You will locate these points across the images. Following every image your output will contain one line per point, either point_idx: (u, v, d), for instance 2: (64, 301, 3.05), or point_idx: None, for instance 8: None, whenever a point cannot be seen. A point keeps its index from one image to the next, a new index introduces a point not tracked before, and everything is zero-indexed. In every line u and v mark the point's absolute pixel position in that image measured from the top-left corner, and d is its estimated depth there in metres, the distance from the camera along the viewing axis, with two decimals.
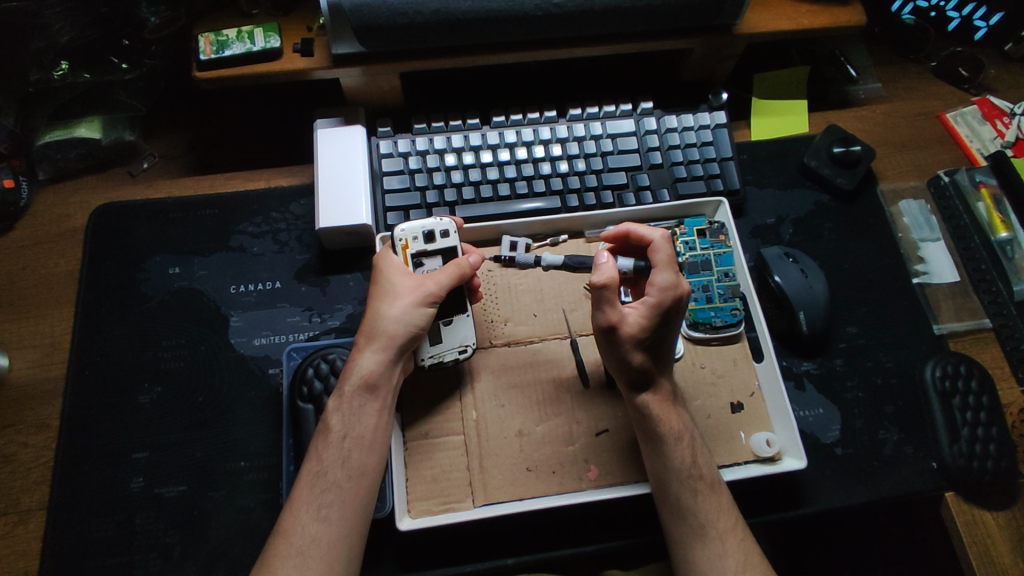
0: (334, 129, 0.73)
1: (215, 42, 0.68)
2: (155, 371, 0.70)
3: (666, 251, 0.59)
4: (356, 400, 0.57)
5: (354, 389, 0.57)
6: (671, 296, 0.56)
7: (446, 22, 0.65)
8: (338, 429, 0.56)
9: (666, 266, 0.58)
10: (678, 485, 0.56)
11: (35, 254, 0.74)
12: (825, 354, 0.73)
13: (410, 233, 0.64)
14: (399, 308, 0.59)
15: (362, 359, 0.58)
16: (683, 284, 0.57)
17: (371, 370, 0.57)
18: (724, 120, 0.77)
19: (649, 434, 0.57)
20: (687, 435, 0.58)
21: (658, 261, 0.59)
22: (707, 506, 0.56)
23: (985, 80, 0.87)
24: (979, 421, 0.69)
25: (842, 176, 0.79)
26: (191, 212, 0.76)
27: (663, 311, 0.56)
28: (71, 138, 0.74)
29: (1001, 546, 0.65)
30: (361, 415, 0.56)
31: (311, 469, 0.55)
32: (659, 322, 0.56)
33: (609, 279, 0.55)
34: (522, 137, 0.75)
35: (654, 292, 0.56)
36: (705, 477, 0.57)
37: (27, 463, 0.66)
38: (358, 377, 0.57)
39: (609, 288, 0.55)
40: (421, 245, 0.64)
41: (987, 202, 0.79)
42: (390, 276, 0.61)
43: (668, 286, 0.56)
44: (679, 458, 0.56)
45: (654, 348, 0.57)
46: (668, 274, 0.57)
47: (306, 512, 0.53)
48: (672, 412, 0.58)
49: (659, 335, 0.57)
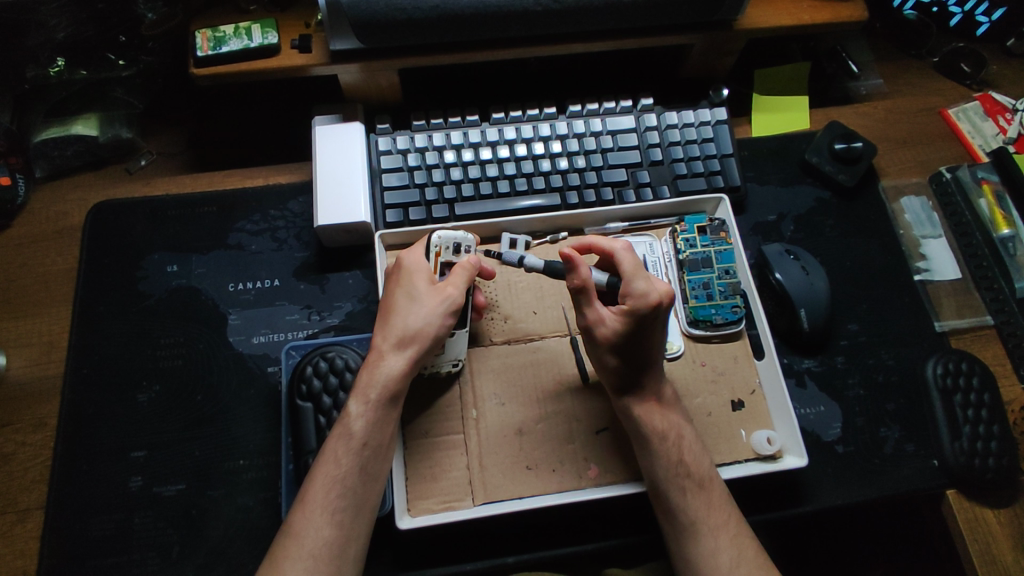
0: (333, 126, 0.73)
1: (213, 38, 0.68)
2: (154, 370, 0.70)
3: (631, 261, 0.58)
4: (381, 411, 0.56)
5: (379, 398, 0.56)
6: (642, 306, 0.55)
7: (446, 18, 0.65)
8: (359, 434, 0.55)
9: (635, 276, 0.57)
10: (666, 483, 0.56)
11: (33, 252, 0.73)
12: (826, 352, 0.73)
13: (444, 242, 0.63)
14: (424, 314, 0.58)
15: (389, 366, 0.56)
16: (657, 291, 0.56)
17: (398, 380, 0.56)
18: (724, 116, 0.76)
19: (636, 433, 0.57)
20: (673, 435, 0.57)
21: (624, 272, 0.57)
22: (696, 503, 0.55)
23: (987, 76, 0.86)
24: (980, 419, 0.69)
25: (843, 172, 0.78)
26: (189, 209, 0.75)
27: (636, 319, 0.56)
28: (68, 135, 0.74)
29: (1001, 543, 0.65)
30: (385, 423, 0.56)
31: (327, 473, 0.54)
32: (632, 330, 0.56)
33: (580, 284, 0.56)
34: (521, 133, 0.74)
35: (627, 300, 0.56)
36: (694, 476, 0.56)
37: (25, 462, 0.66)
38: (386, 387, 0.56)
39: (580, 291, 0.57)
40: (450, 257, 0.63)
41: (989, 198, 0.78)
42: (415, 282, 0.59)
43: (638, 295, 0.55)
44: (664, 457, 0.56)
45: (633, 353, 0.57)
46: (641, 282, 0.56)
47: (319, 515, 0.53)
48: (657, 411, 0.58)
49: (639, 342, 0.57)
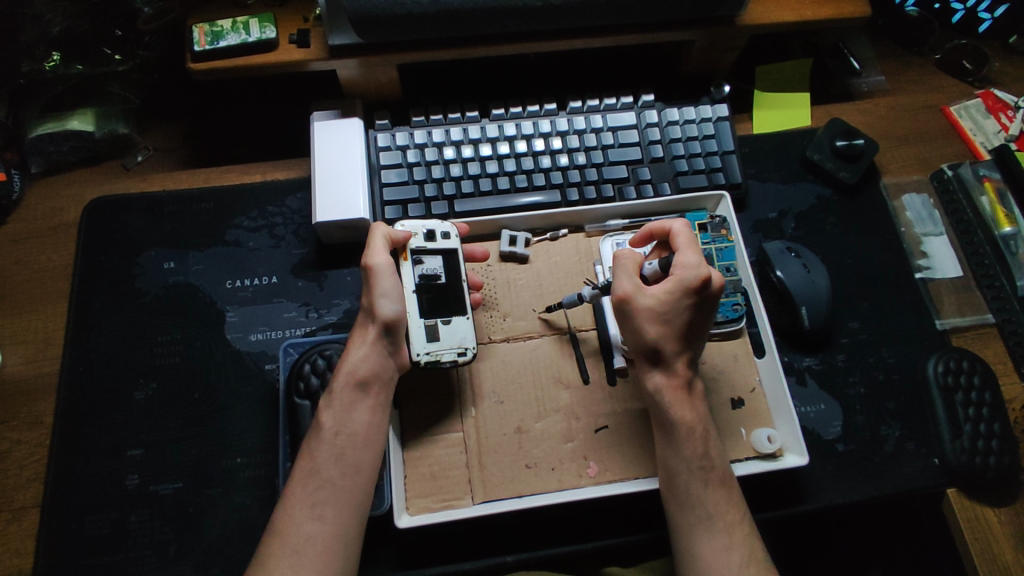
0: (331, 121, 0.72)
1: (210, 33, 0.67)
2: (150, 367, 0.69)
3: (687, 237, 0.60)
4: (348, 397, 0.57)
5: (343, 386, 0.57)
6: (692, 274, 0.57)
7: (445, 13, 0.64)
8: (331, 426, 0.56)
9: (688, 249, 0.59)
10: (688, 475, 0.56)
11: (29, 248, 0.73)
12: (827, 350, 0.72)
13: (412, 230, 0.62)
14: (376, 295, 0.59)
15: (352, 352, 0.58)
16: (706, 265, 0.58)
17: (359, 362, 0.57)
18: (726, 112, 0.76)
19: (663, 424, 0.57)
20: (700, 427, 0.57)
21: (679, 246, 0.60)
22: (715, 498, 0.55)
23: (989, 73, 0.86)
24: (981, 417, 0.68)
25: (845, 169, 0.78)
26: (186, 206, 0.75)
27: (684, 287, 0.57)
28: (63, 130, 0.73)
29: (1002, 542, 0.65)
30: (352, 409, 0.56)
31: (304, 467, 0.55)
32: (677, 300, 0.57)
33: (625, 253, 0.60)
34: (521, 130, 0.74)
35: (676, 269, 0.58)
36: (716, 470, 0.56)
37: (20, 460, 0.65)
38: (348, 373, 0.57)
39: (625, 261, 0.60)
40: (421, 242, 0.62)
41: (991, 196, 0.78)
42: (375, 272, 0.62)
43: (688, 265, 0.57)
44: (690, 449, 0.56)
45: (673, 327, 0.57)
46: (692, 256, 0.58)
47: (300, 510, 0.53)
48: (685, 401, 0.58)
49: (679, 313, 0.57)
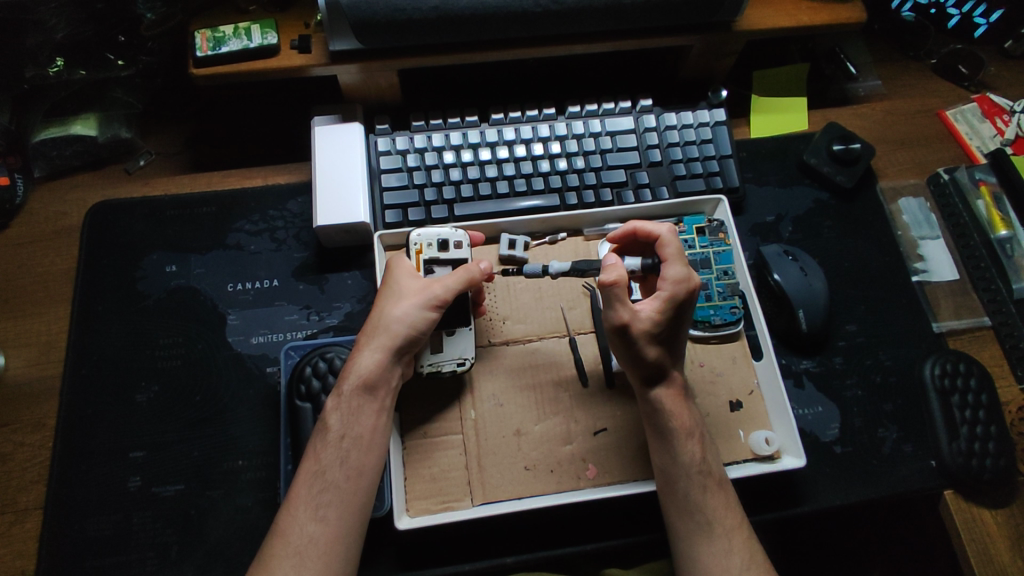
0: (333, 127, 0.73)
1: (212, 39, 0.68)
2: (153, 370, 0.70)
3: (675, 246, 0.60)
4: (355, 401, 0.57)
5: (352, 389, 0.57)
6: (683, 289, 0.57)
7: (446, 19, 0.65)
8: (336, 428, 0.57)
9: (676, 261, 0.58)
10: (687, 480, 0.56)
11: (32, 252, 0.73)
12: (824, 352, 0.73)
13: (426, 239, 0.64)
14: (403, 308, 0.59)
15: (363, 358, 0.58)
16: (695, 277, 0.58)
17: (370, 370, 0.57)
18: (723, 117, 0.77)
19: (658, 430, 0.58)
20: (697, 433, 0.58)
21: (666, 256, 0.59)
22: (714, 503, 0.55)
23: (985, 78, 0.86)
24: (978, 420, 0.69)
25: (841, 173, 0.79)
26: (188, 210, 0.76)
27: (676, 304, 0.57)
28: (67, 135, 0.74)
29: (999, 544, 0.65)
30: (359, 412, 0.57)
31: (309, 469, 0.55)
32: (671, 316, 0.57)
33: (618, 277, 0.55)
34: (521, 134, 0.74)
35: (667, 285, 0.57)
36: (715, 474, 0.57)
37: (23, 463, 0.66)
38: (358, 377, 0.57)
39: (619, 285, 0.55)
40: (434, 252, 0.64)
41: (987, 200, 0.78)
42: (397, 278, 0.61)
43: (679, 279, 0.57)
44: (689, 454, 0.56)
45: (666, 341, 0.58)
46: (679, 268, 0.58)
47: (303, 512, 0.53)
48: (683, 407, 0.58)
49: (674, 329, 0.57)
